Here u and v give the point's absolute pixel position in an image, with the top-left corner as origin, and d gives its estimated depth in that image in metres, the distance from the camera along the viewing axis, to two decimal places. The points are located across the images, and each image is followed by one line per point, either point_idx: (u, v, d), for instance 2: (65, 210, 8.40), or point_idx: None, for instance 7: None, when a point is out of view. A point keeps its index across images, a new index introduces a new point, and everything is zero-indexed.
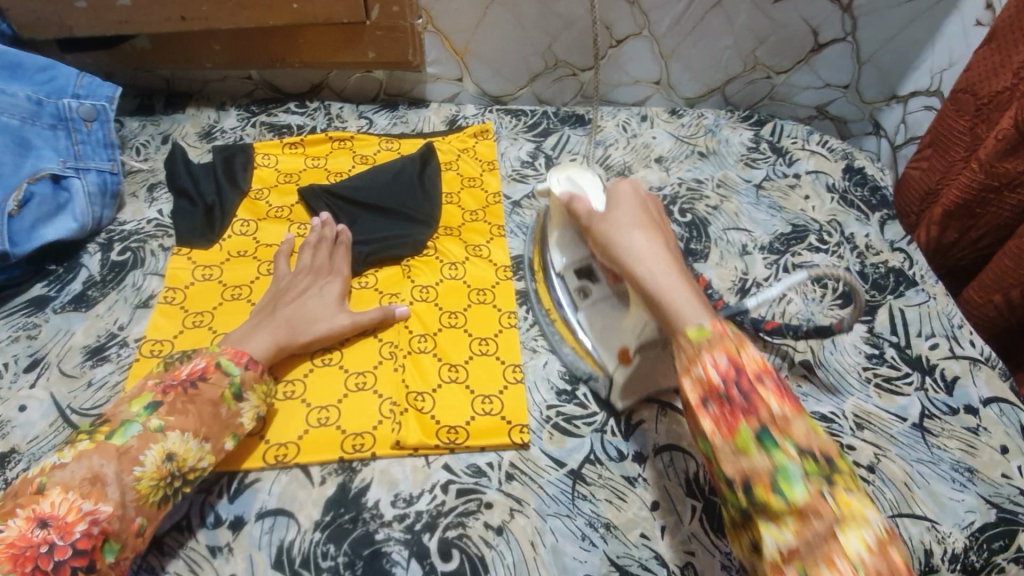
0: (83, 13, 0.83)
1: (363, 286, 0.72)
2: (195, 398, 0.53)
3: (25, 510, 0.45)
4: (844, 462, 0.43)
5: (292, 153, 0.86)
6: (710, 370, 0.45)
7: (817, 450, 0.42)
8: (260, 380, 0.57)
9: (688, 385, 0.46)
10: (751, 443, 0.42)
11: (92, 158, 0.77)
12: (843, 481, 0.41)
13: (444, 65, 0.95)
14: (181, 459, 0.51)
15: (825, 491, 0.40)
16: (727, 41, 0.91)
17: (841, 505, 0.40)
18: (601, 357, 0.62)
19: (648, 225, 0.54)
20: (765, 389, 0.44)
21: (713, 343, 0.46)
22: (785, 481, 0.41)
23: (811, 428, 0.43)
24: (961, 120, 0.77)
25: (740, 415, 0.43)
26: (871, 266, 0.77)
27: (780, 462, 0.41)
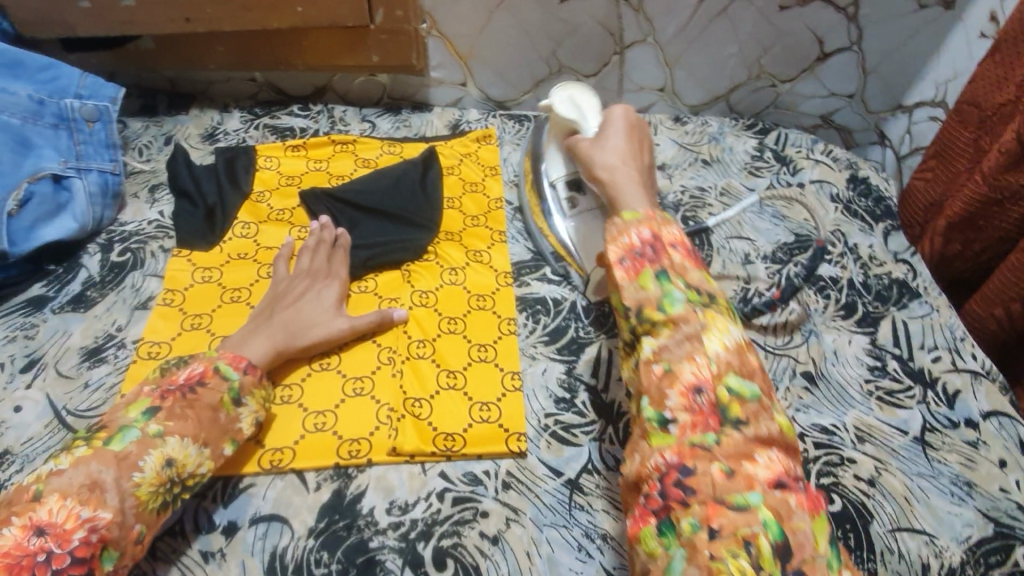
0: (88, 13, 0.83)
1: (362, 290, 0.72)
2: (194, 403, 0.53)
3: (22, 518, 0.44)
4: (727, 309, 0.51)
5: (294, 156, 0.86)
6: (634, 237, 0.53)
7: (703, 291, 0.50)
8: (259, 385, 0.57)
9: (613, 247, 0.53)
10: (650, 279, 0.50)
11: (94, 158, 0.77)
12: (717, 315, 0.50)
13: (448, 69, 0.95)
14: (181, 465, 0.51)
15: (698, 310, 0.49)
16: (732, 49, 0.91)
17: (710, 321, 0.49)
18: (583, 260, 0.72)
19: (625, 146, 0.64)
20: (672, 251, 0.52)
21: (640, 222, 0.54)
22: (668, 302, 0.49)
23: (703, 278, 0.52)
24: (965, 132, 0.76)
25: (647, 261, 0.51)
26: (874, 277, 0.76)
27: (668, 291, 0.49)
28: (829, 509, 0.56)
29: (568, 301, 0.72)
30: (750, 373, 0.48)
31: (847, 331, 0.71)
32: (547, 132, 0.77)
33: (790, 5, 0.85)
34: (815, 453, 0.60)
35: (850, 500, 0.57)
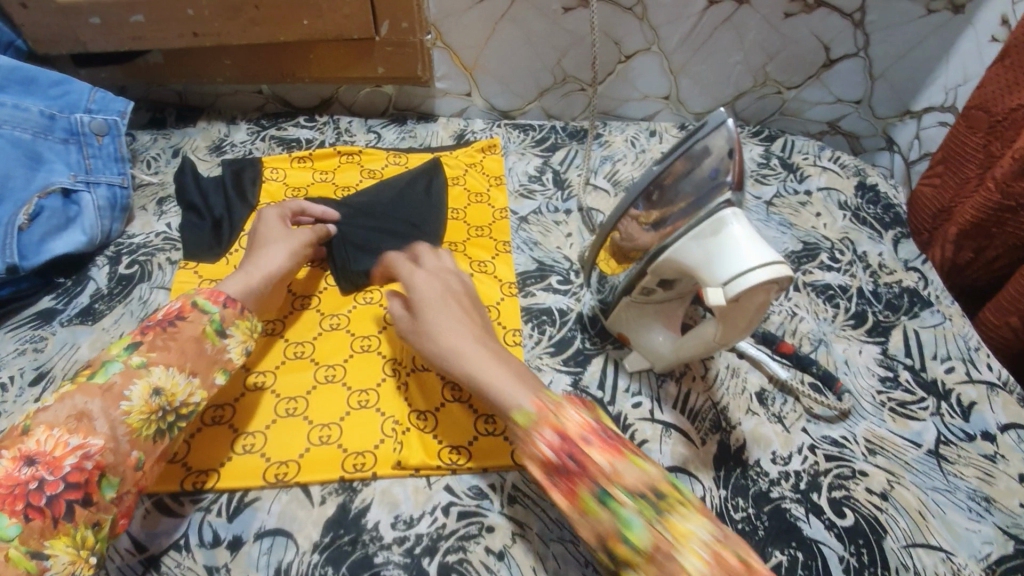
0: (98, 29, 0.84)
1: (368, 302, 0.71)
2: (176, 335, 0.54)
3: (11, 450, 0.46)
4: (676, 487, 0.46)
5: (300, 167, 0.87)
6: (547, 448, 0.47)
7: (647, 486, 0.45)
8: (241, 317, 0.58)
9: (532, 468, 0.48)
10: (597, 504, 0.44)
11: (102, 172, 0.79)
12: (678, 503, 0.44)
13: (453, 80, 0.96)
14: (170, 394, 0.53)
15: (659, 527, 0.43)
16: (737, 57, 0.91)
17: (676, 533, 0.42)
18: (610, 321, 0.67)
19: (483, 337, 0.58)
20: (590, 447, 0.47)
21: (541, 422, 0.49)
22: (629, 529, 0.43)
23: (637, 467, 0.46)
24: (975, 137, 0.76)
25: (576, 480, 0.46)
26: (884, 286, 0.75)
27: (620, 513, 0.44)
28: (841, 523, 0.55)
29: (573, 312, 0.72)
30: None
31: (858, 340, 0.70)
32: (727, 252, 0.49)
33: (795, 12, 0.84)
34: (827, 466, 0.59)
35: (862, 514, 0.56)
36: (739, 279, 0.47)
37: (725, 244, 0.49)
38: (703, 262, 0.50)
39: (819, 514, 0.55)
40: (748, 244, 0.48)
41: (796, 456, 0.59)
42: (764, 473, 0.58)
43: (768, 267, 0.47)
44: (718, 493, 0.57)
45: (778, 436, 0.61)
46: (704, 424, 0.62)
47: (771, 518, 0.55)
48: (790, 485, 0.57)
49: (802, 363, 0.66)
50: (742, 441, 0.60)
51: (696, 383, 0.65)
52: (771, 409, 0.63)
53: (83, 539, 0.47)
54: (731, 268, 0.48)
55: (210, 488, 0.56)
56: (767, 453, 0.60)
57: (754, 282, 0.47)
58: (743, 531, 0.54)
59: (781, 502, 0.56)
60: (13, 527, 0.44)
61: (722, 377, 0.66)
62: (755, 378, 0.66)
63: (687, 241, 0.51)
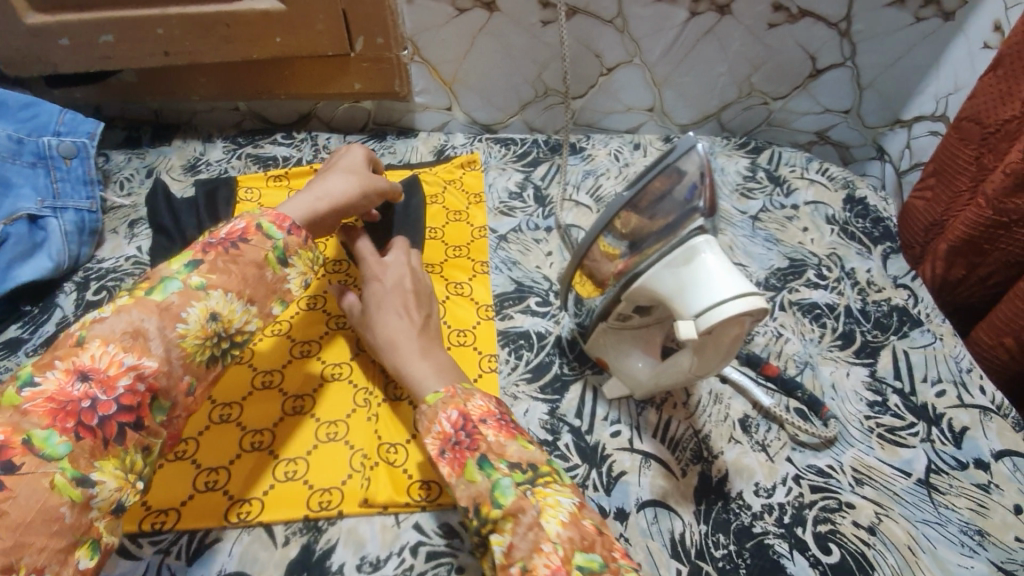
0: (67, 49, 0.82)
1: (340, 327, 0.69)
2: (237, 259, 0.49)
3: (65, 363, 0.41)
4: (554, 467, 0.49)
5: (276, 186, 0.86)
6: (445, 424, 0.51)
7: (525, 461, 0.49)
8: (305, 247, 0.53)
9: (429, 441, 0.51)
10: (475, 471, 0.48)
11: (71, 196, 0.77)
12: (546, 480, 0.48)
13: (433, 94, 0.94)
14: (227, 321, 0.48)
15: (528, 492, 0.46)
16: (722, 68, 0.89)
17: (542, 500, 0.46)
18: (589, 345, 0.65)
19: (421, 323, 0.62)
20: (484, 427, 0.50)
21: (445, 402, 0.53)
22: (500, 493, 0.46)
23: (524, 446, 0.50)
24: (967, 149, 0.74)
25: (467, 452, 0.49)
26: (873, 304, 0.73)
27: (495, 479, 0.47)
28: (827, 560, 0.53)
29: (552, 336, 0.70)
30: (609, 549, 0.44)
31: (845, 362, 0.68)
32: (704, 282, 0.47)
33: (780, 23, 0.83)
34: (812, 498, 0.57)
35: (849, 550, 0.54)
36: (713, 311, 0.45)
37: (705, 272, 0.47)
38: (676, 292, 0.48)
39: (804, 549, 0.53)
40: (723, 274, 0.46)
41: (779, 487, 0.57)
42: (746, 506, 0.56)
43: (743, 299, 0.45)
44: (698, 528, 0.55)
45: (762, 466, 0.59)
46: (684, 453, 0.60)
47: (753, 555, 0.53)
48: (773, 519, 0.55)
49: (787, 387, 0.64)
50: (723, 471, 0.58)
51: (677, 410, 0.63)
52: (754, 437, 0.61)
53: (131, 463, 0.42)
54: (705, 299, 0.46)
55: (170, 529, 0.54)
56: (750, 484, 0.57)
57: (727, 314, 0.45)
58: (724, 569, 0.52)
59: (764, 538, 0.54)
60: (64, 445, 0.39)
61: (704, 403, 0.64)
62: (738, 404, 0.64)
63: (664, 268, 0.49)
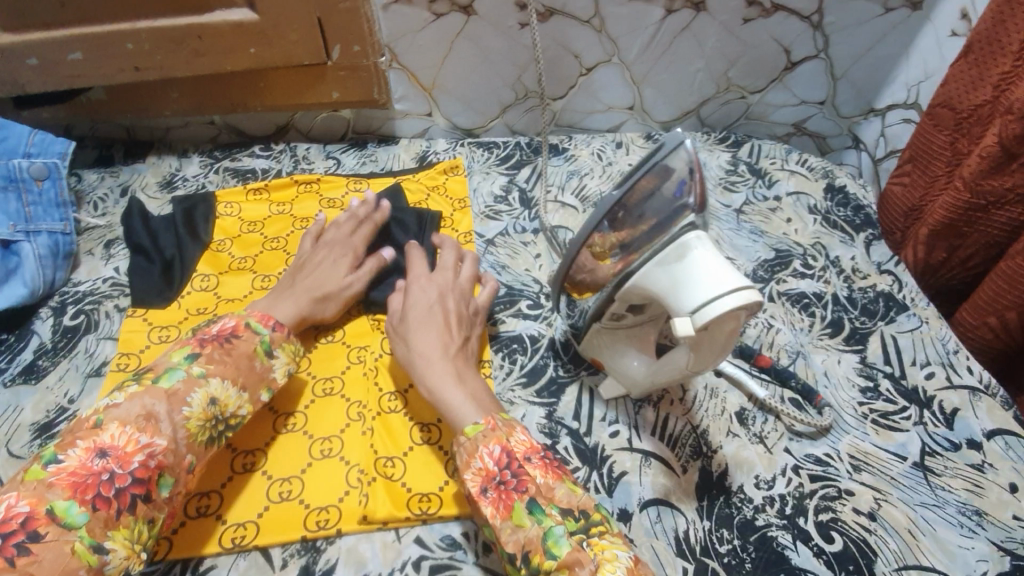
0: (34, 69, 0.80)
1: (329, 340, 0.68)
2: (230, 351, 0.55)
3: (86, 441, 0.47)
4: (604, 514, 0.49)
5: (256, 200, 0.84)
6: (488, 460, 0.50)
7: (576, 508, 0.48)
8: (288, 340, 0.60)
9: (471, 478, 0.50)
10: (525, 516, 0.47)
11: (43, 219, 0.74)
12: (600, 528, 0.47)
13: (412, 100, 0.93)
14: (223, 404, 0.53)
15: (583, 543, 0.46)
16: (700, 64, 0.90)
17: (599, 553, 0.45)
18: (585, 347, 0.64)
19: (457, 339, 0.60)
20: (531, 466, 0.50)
21: (487, 436, 0.51)
22: (554, 542, 0.45)
23: (571, 489, 0.49)
24: (941, 135, 0.75)
25: (514, 493, 0.48)
26: (859, 291, 0.74)
27: (548, 526, 0.46)
28: (830, 549, 0.53)
29: (545, 338, 0.69)
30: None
31: (836, 350, 0.68)
32: (697, 281, 0.46)
33: (754, 17, 0.83)
34: (812, 488, 0.57)
35: (852, 538, 0.54)
36: (707, 308, 0.45)
37: (699, 270, 0.47)
38: (670, 290, 0.48)
39: (807, 540, 0.53)
40: (716, 270, 0.46)
41: (780, 478, 0.57)
42: (748, 499, 0.56)
43: (737, 294, 0.45)
44: (701, 525, 0.55)
45: (761, 458, 0.59)
46: (684, 450, 0.60)
47: (758, 548, 0.53)
48: (775, 511, 0.55)
49: (781, 377, 0.65)
50: (723, 465, 0.58)
51: (675, 407, 0.63)
52: (752, 429, 0.61)
53: (139, 533, 0.47)
54: (699, 297, 0.46)
55: (162, 559, 0.52)
56: (750, 477, 0.57)
57: (724, 308, 0.44)
58: (729, 565, 0.52)
59: (768, 530, 0.54)
60: (81, 515, 0.44)
61: (701, 399, 0.63)
62: (733, 398, 0.64)
63: (657, 264, 0.49)
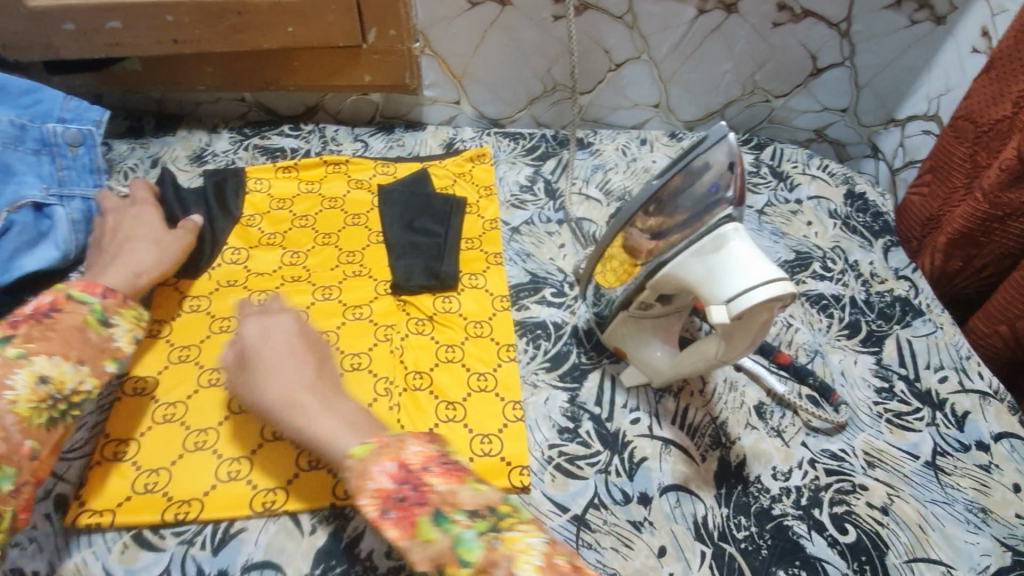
0: (71, 35, 0.81)
1: (357, 317, 0.70)
2: (54, 325, 0.54)
3: None
4: (514, 505, 0.44)
5: (285, 177, 0.85)
6: (383, 477, 0.44)
7: (483, 505, 0.43)
8: (124, 306, 0.60)
9: (367, 502, 0.43)
10: (431, 528, 0.42)
11: (77, 184, 0.74)
12: (511, 520, 0.42)
13: (442, 87, 0.94)
14: (58, 382, 0.52)
15: (495, 540, 0.41)
16: (727, 65, 0.91)
17: (512, 546, 0.40)
18: (608, 335, 0.65)
19: (311, 374, 0.55)
20: (431, 475, 0.44)
21: (377, 453, 0.46)
22: (465, 548, 0.40)
23: (475, 488, 0.44)
24: (961, 147, 0.76)
25: (416, 507, 0.43)
26: (877, 295, 0.75)
27: (456, 533, 0.41)
28: (844, 540, 0.55)
29: (568, 325, 0.71)
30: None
31: (852, 351, 0.70)
32: (731, 273, 0.48)
33: (784, 22, 0.85)
34: (827, 481, 0.58)
35: (864, 530, 0.55)
36: (742, 298, 0.47)
37: (734, 262, 0.48)
38: (704, 279, 0.49)
39: (821, 530, 0.55)
40: (751, 261, 0.48)
41: (796, 471, 0.59)
42: (765, 489, 0.57)
43: (771, 285, 0.46)
44: (720, 512, 0.56)
45: (778, 451, 0.60)
46: (703, 440, 0.61)
47: (774, 536, 0.55)
48: (791, 501, 0.57)
49: (800, 374, 0.66)
50: (741, 456, 0.60)
51: (694, 398, 0.64)
52: (770, 423, 0.62)
53: None
54: (734, 286, 0.47)
55: (194, 519, 0.54)
56: (767, 468, 0.59)
57: (756, 301, 0.46)
58: (746, 551, 0.54)
59: (783, 520, 0.56)
60: None
61: (720, 391, 0.65)
62: (752, 392, 0.65)
63: (691, 254, 0.50)
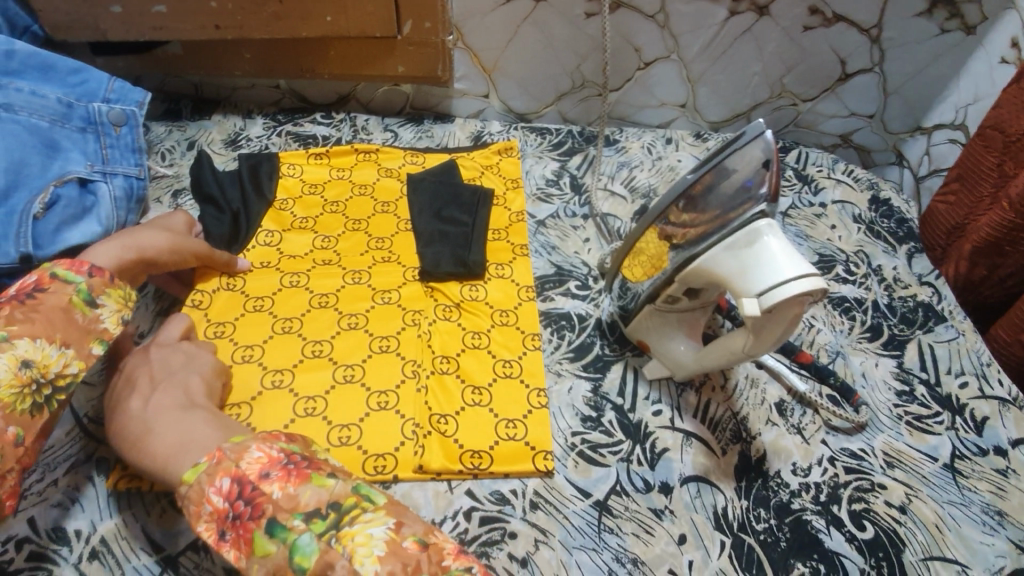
0: (117, 17, 0.83)
1: (386, 301, 0.71)
2: (37, 306, 0.51)
3: None
4: (361, 494, 0.40)
5: (317, 163, 0.86)
6: (219, 496, 0.41)
7: (324, 503, 0.39)
8: (112, 285, 0.56)
9: (203, 528, 0.41)
10: (264, 540, 0.39)
11: (120, 162, 0.76)
12: (353, 514, 0.39)
13: (472, 81, 0.95)
14: (42, 366, 0.49)
15: (332, 541, 0.37)
16: (756, 67, 0.91)
17: (349, 543, 0.37)
18: (633, 328, 0.66)
19: (163, 394, 0.53)
20: (268, 482, 0.41)
21: (209, 472, 0.42)
22: (300, 556, 0.37)
23: (320, 485, 0.41)
24: (990, 156, 0.77)
25: (250, 522, 0.39)
26: (899, 300, 0.76)
27: (291, 541, 0.38)
28: (861, 536, 0.56)
29: (592, 318, 0.72)
30: (439, 559, 0.37)
31: (874, 354, 0.70)
32: (766, 266, 0.49)
33: (815, 26, 0.85)
34: (846, 479, 0.59)
35: (882, 528, 0.56)
36: (775, 291, 0.48)
37: (768, 256, 0.49)
38: (737, 273, 0.50)
39: (839, 526, 0.56)
40: (784, 255, 0.49)
41: (815, 468, 0.60)
42: (784, 484, 0.58)
43: (804, 279, 0.47)
44: (739, 503, 0.57)
45: (797, 448, 0.61)
46: (724, 433, 0.62)
47: (792, 530, 0.56)
48: (810, 497, 0.58)
49: (820, 374, 0.67)
50: (761, 451, 0.61)
51: (716, 393, 0.65)
52: (790, 420, 0.63)
53: None
54: (768, 279, 0.48)
55: None
56: (787, 464, 0.60)
57: (789, 294, 0.47)
58: (765, 542, 0.55)
59: (802, 514, 0.56)
60: None
61: (742, 387, 0.66)
62: (773, 390, 0.66)
63: (726, 247, 0.51)
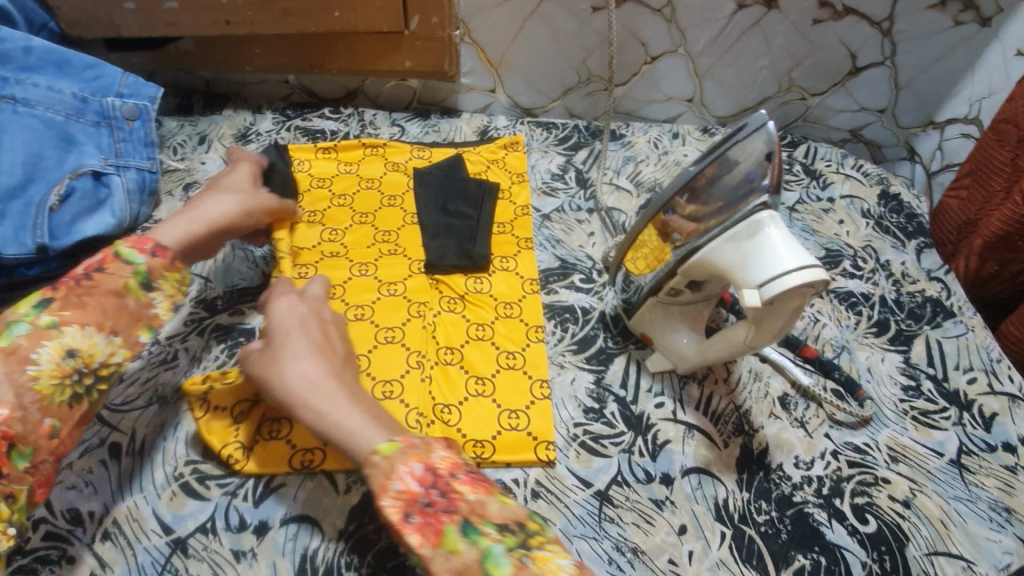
0: (131, 13, 0.84)
1: (391, 293, 0.72)
2: (92, 290, 0.52)
3: None
4: (540, 522, 0.44)
5: (325, 158, 0.87)
6: (407, 482, 0.44)
7: (512, 520, 0.43)
8: (171, 269, 0.57)
9: (390, 503, 0.44)
10: (457, 539, 0.41)
11: (132, 156, 0.76)
12: (540, 538, 0.43)
13: (478, 75, 0.96)
14: (87, 355, 0.51)
15: (525, 557, 0.40)
16: (764, 61, 0.91)
17: (541, 563, 0.40)
18: (636, 321, 0.66)
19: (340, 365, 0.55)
20: (459, 483, 0.45)
21: (404, 454, 0.46)
22: (492, 563, 0.40)
23: (503, 502, 0.45)
24: (1003, 150, 0.75)
25: (444, 516, 0.42)
26: (907, 295, 0.75)
27: (485, 546, 0.41)
28: (864, 530, 0.55)
29: (596, 311, 0.72)
30: None
31: (880, 349, 0.70)
32: (766, 258, 0.49)
33: (825, 19, 0.84)
34: (849, 472, 0.59)
35: (886, 522, 0.56)
36: (775, 283, 0.48)
37: (767, 248, 0.49)
38: (738, 265, 0.50)
39: (842, 519, 0.56)
40: (785, 248, 0.49)
41: (818, 461, 0.60)
42: (786, 477, 0.58)
43: (806, 272, 0.47)
44: (740, 496, 0.57)
45: (800, 442, 0.61)
46: (726, 426, 0.62)
47: (793, 522, 0.56)
48: (812, 490, 0.58)
49: (825, 368, 0.66)
50: (764, 444, 0.61)
51: (718, 386, 0.65)
52: (793, 414, 0.63)
53: None
54: (768, 271, 0.48)
55: (238, 472, 0.58)
56: (790, 457, 0.60)
57: (789, 286, 0.47)
58: (766, 534, 0.55)
59: (804, 506, 0.56)
60: None
61: (745, 381, 0.66)
62: (776, 383, 0.66)
63: (726, 238, 0.51)
